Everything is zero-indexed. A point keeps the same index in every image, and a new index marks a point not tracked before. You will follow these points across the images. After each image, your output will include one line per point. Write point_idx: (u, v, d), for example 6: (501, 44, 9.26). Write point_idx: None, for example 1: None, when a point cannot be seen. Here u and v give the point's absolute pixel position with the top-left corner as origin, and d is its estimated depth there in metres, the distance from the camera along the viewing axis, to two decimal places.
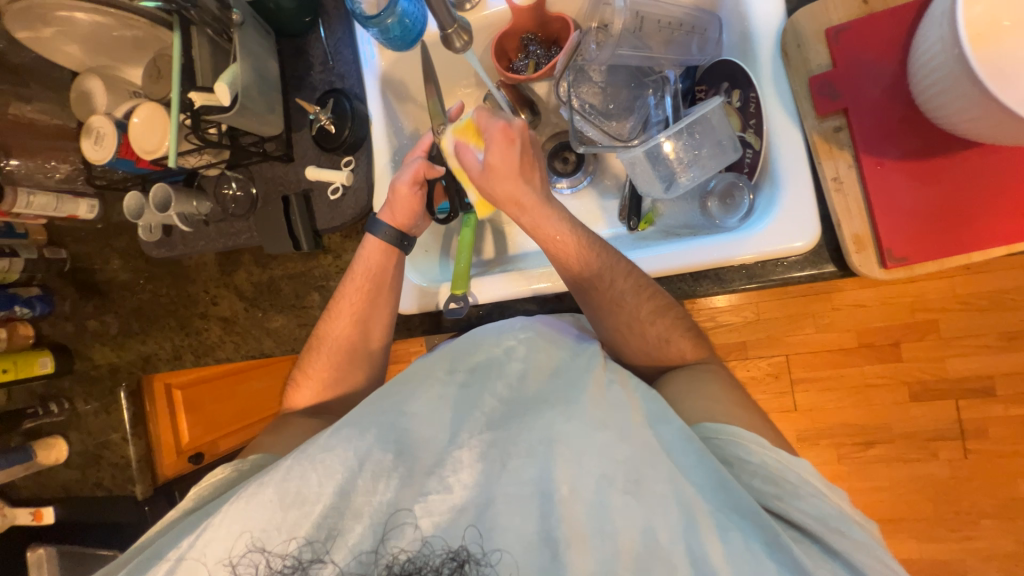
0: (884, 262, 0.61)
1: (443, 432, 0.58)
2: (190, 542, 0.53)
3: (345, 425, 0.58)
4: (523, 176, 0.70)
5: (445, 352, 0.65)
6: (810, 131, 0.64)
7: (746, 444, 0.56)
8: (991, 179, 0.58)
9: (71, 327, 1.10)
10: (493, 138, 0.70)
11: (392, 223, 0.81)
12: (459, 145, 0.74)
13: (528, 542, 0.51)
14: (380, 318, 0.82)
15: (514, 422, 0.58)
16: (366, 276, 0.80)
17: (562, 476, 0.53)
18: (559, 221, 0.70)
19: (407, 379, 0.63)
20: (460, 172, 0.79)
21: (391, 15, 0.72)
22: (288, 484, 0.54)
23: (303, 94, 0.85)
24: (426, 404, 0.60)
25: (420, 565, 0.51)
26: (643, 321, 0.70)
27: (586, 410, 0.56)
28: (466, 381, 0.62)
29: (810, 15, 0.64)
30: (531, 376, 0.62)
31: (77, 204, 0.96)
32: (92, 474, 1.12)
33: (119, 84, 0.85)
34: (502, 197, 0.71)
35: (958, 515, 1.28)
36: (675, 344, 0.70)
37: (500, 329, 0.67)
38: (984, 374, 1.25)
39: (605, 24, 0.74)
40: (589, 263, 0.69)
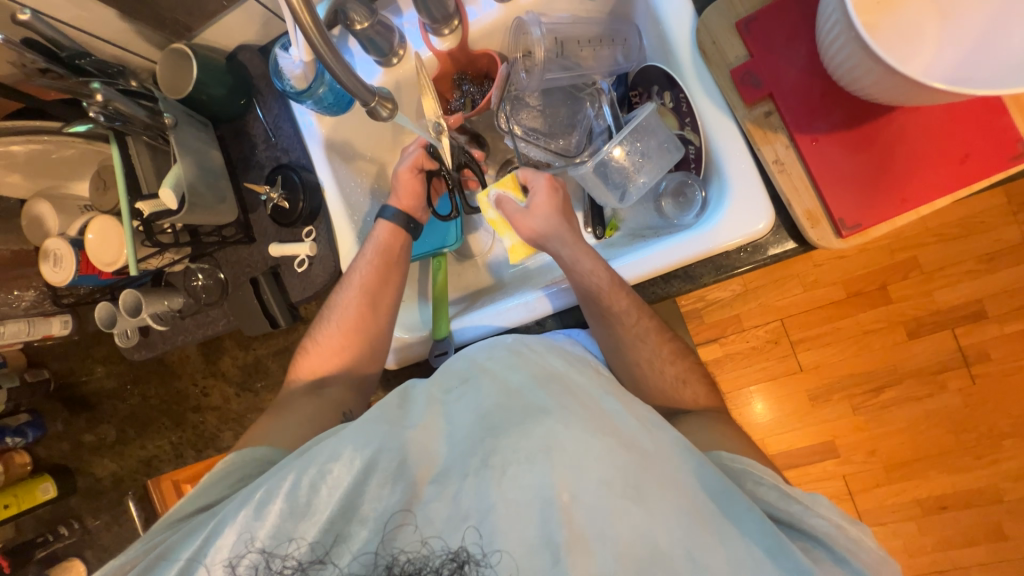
0: (839, 232, 0.62)
1: (443, 446, 0.57)
2: (200, 544, 0.53)
3: (352, 431, 0.57)
4: (565, 218, 0.75)
5: (439, 376, 0.65)
6: (742, 120, 0.65)
7: (757, 473, 0.58)
8: (921, 135, 0.60)
9: (68, 445, 1.09)
10: (539, 187, 0.77)
11: (401, 208, 0.84)
12: (499, 195, 0.79)
13: (530, 545, 0.49)
14: (388, 292, 0.81)
15: (513, 428, 0.54)
16: (379, 254, 0.81)
17: (562, 482, 0.51)
18: (597, 258, 0.72)
19: (406, 400, 0.63)
20: (498, 221, 0.82)
21: (321, 84, 0.75)
22: (299, 492, 0.53)
23: (252, 175, 0.86)
24: (429, 424, 0.59)
25: (420, 566, 0.50)
26: (663, 359, 0.73)
27: (584, 416, 0.55)
28: (465, 394, 0.61)
29: (719, 11, 0.66)
30: (533, 382, 0.60)
31: (50, 324, 0.96)
32: None
33: (68, 201, 0.84)
34: (541, 234, 0.75)
35: (980, 441, 1.29)
36: (690, 387, 0.73)
37: (491, 345, 0.67)
38: (972, 299, 1.27)
39: (528, 53, 0.76)
40: (619, 299, 0.70)
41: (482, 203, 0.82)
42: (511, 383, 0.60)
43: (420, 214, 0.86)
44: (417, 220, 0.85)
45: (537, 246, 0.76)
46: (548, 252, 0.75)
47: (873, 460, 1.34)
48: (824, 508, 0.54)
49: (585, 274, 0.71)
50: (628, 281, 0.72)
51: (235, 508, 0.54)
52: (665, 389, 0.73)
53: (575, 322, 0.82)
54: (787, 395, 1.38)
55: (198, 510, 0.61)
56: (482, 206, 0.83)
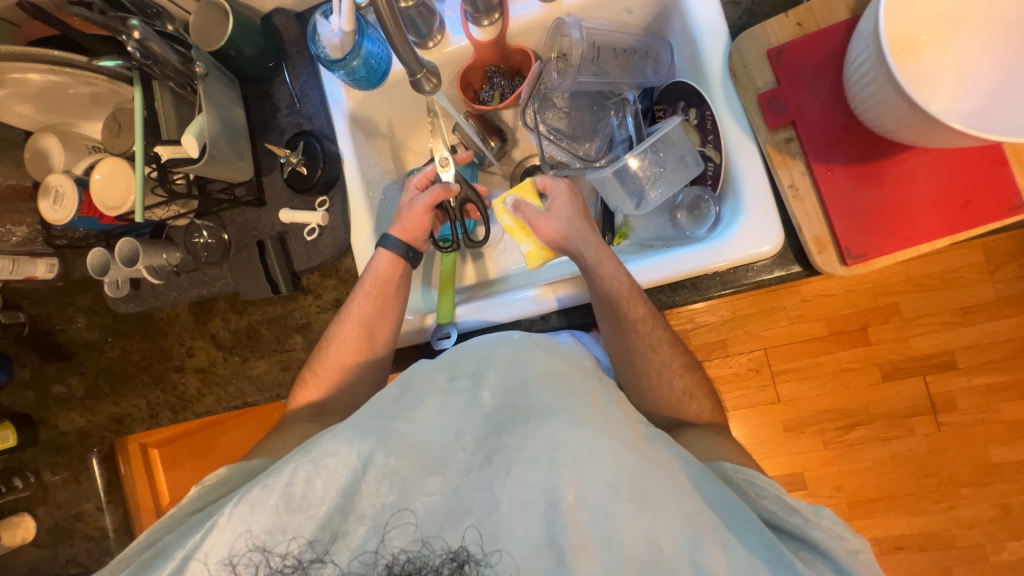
0: (844, 259, 0.65)
1: (444, 436, 0.56)
2: (196, 541, 0.53)
3: (345, 427, 0.56)
4: (587, 220, 0.78)
5: (443, 361, 0.64)
6: (763, 143, 0.68)
7: (760, 480, 0.60)
8: (929, 176, 0.63)
9: (33, 395, 1.03)
10: (560, 192, 0.80)
11: (402, 236, 0.82)
12: (516, 200, 0.81)
13: (534, 546, 0.50)
14: (388, 321, 0.81)
15: (516, 428, 0.56)
16: (376, 283, 0.80)
17: (568, 483, 0.51)
18: (620, 264, 0.73)
19: (407, 388, 0.61)
20: (514, 227, 0.82)
21: (356, 57, 0.75)
22: (293, 488, 0.53)
23: (272, 138, 0.85)
24: (428, 413, 0.58)
25: (420, 565, 0.51)
26: (673, 370, 0.75)
27: (589, 418, 0.55)
28: (467, 389, 0.60)
29: (752, 38, 0.69)
30: (539, 382, 0.59)
31: (35, 265, 0.93)
32: (65, 549, 1.05)
33: (77, 139, 0.83)
34: (564, 238, 0.76)
35: (940, 486, 1.34)
36: (695, 399, 0.74)
37: (499, 339, 0.66)
38: (946, 349, 1.33)
39: (563, 54, 0.77)
40: (637, 306, 0.72)
41: (496, 209, 0.84)
42: (515, 380, 0.60)
43: (421, 244, 0.84)
44: (417, 249, 0.84)
45: (559, 248, 0.77)
46: (571, 254, 0.76)
47: (837, 495, 1.38)
48: (827, 522, 0.56)
49: (607, 278, 0.72)
50: (642, 286, 0.74)
51: (229, 506, 0.53)
52: (658, 395, 0.74)
53: (578, 323, 0.82)
54: (764, 424, 1.42)
55: (197, 509, 0.62)
56: (498, 214, 0.84)
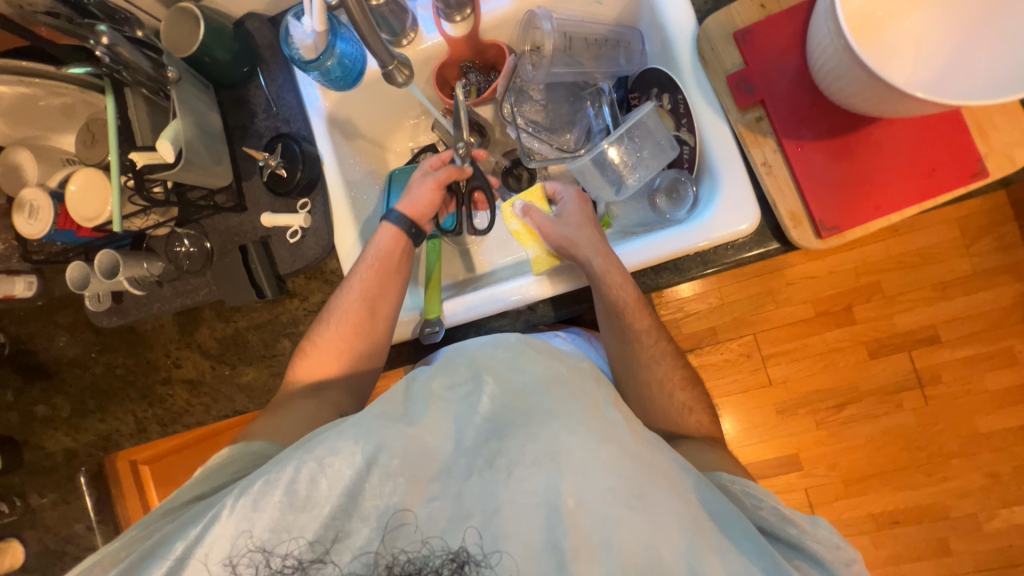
0: (819, 233, 0.67)
1: (446, 442, 0.56)
2: (199, 535, 0.52)
3: (350, 425, 0.56)
4: (595, 226, 0.77)
5: (439, 366, 0.63)
6: (735, 123, 0.70)
7: (757, 492, 0.61)
8: (895, 148, 0.65)
9: (16, 417, 1.01)
10: (570, 201, 0.80)
11: (407, 213, 0.82)
12: (525, 205, 0.82)
13: (535, 550, 0.50)
14: (390, 297, 0.81)
15: (516, 430, 0.55)
16: (377, 259, 0.80)
17: (569, 488, 0.52)
18: (628, 271, 0.74)
19: (409, 395, 0.61)
20: (522, 232, 0.82)
21: (331, 57, 0.75)
22: (297, 486, 0.52)
23: (250, 143, 0.85)
24: (433, 418, 0.58)
25: (420, 565, 0.51)
26: (674, 384, 0.76)
27: (588, 423, 0.55)
28: (467, 392, 0.59)
29: (718, 22, 0.71)
30: (541, 386, 0.59)
31: (13, 283, 0.91)
32: (56, 573, 1.02)
33: (50, 152, 0.81)
34: (571, 243, 0.76)
35: (931, 459, 1.36)
36: (695, 413, 0.76)
37: (494, 343, 0.64)
38: (928, 323, 1.36)
39: (536, 46, 0.78)
40: (643, 318, 0.75)
41: (506, 212, 0.85)
42: (516, 384, 0.59)
43: (426, 222, 0.84)
44: (422, 226, 0.83)
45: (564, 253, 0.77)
46: (578, 261, 0.75)
47: (832, 474, 1.40)
48: (823, 532, 0.57)
49: (615, 287, 0.72)
50: (628, 268, 0.74)
51: (231, 499, 0.53)
52: (647, 380, 0.76)
53: (567, 312, 0.83)
54: (757, 408, 1.43)
55: (195, 499, 0.60)
56: (506, 217, 0.85)
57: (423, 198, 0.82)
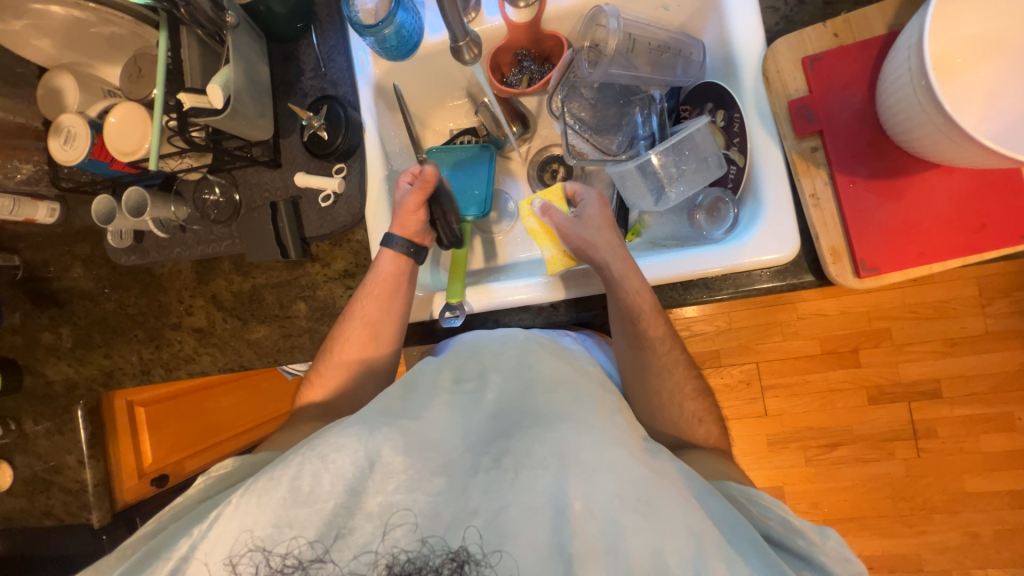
0: (858, 272, 0.66)
1: (454, 436, 0.58)
2: (202, 532, 0.52)
3: (354, 423, 0.57)
4: (615, 230, 0.76)
5: (449, 362, 0.69)
6: (789, 150, 0.69)
7: (764, 500, 0.61)
8: (947, 197, 0.64)
9: (22, 341, 1.01)
10: (590, 203, 0.79)
11: (405, 235, 0.80)
12: (544, 203, 0.80)
13: (541, 553, 0.49)
14: (392, 323, 0.80)
15: (523, 433, 0.57)
16: (383, 284, 0.79)
17: (577, 491, 0.51)
18: (646, 278, 0.73)
19: (414, 387, 0.65)
20: (538, 231, 0.81)
21: (389, 25, 0.73)
22: (299, 483, 0.53)
23: (293, 100, 0.84)
24: (436, 413, 0.60)
25: (420, 565, 0.49)
26: (685, 394, 0.76)
27: (595, 425, 0.57)
28: (472, 389, 0.64)
29: (787, 44, 0.69)
30: (543, 386, 0.62)
31: (35, 208, 0.90)
32: (40, 502, 1.02)
33: (93, 82, 0.80)
34: (590, 244, 0.74)
35: (915, 510, 1.37)
36: (703, 424, 0.75)
37: (506, 340, 0.71)
38: (932, 377, 1.35)
39: (596, 44, 0.77)
40: (658, 327, 0.74)
41: (524, 211, 0.84)
42: (522, 382, 0.64)
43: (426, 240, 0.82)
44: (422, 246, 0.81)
45: (580, 255, 0.76)
46: (596, 263, 0.74)
47: (815, 511, 1.40)
48: (832, 543, 0.57)
49: (632, 293, 0.71)
50: (650, 282, 0.74)
51: (235, 497, 0.53)
52: (658, 395, 0.75)
53: (590, 315, 0.82)
54: (750, 437, 1.43)
55: (204, 498, 0.62)
56: (524, 216, 0.84)
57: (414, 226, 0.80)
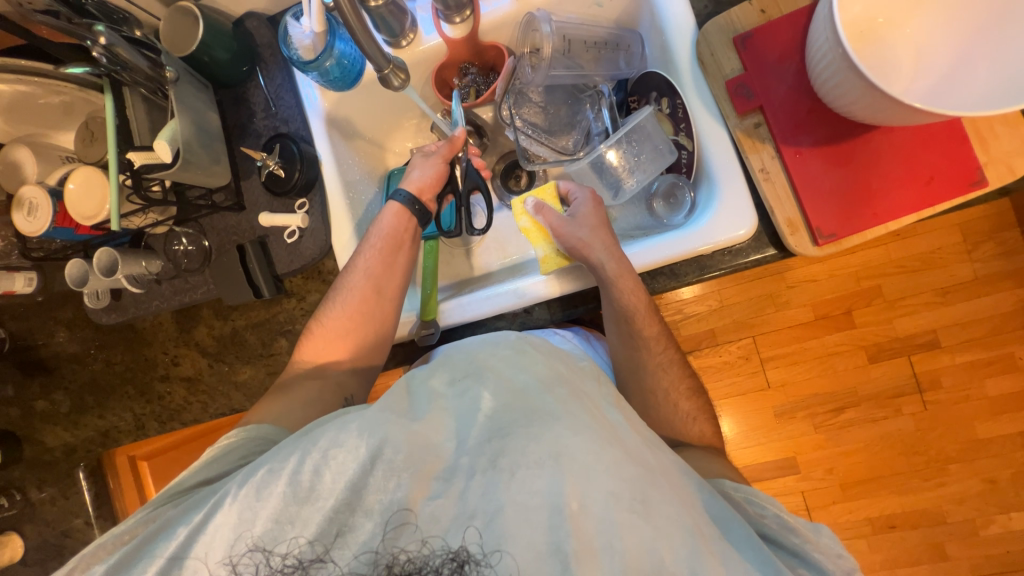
0: (816, 240, 0.67)
1: (449, 439, 0.54)
2: (207, 516, 0.52)
3: (354, 419, 0.54)
4: (609, 228, 0.76)
5: (441, 364, 0.62)
6: (733, 129, 0.70)
7: (759, 499, 0.61)
8: (895, 155, 0.65)
9: (16, 411, 1.02)
10: (585, 202, 0.79)
11: (413, 191, 0.82)
12: (538, 202, 0.81)
13: (538, 552, 0.48)
14: (396, 279, 0.81)
15: (517, 434, 0.52)
16: (383, 238, 0.80)
17: (573, 490, 0.49)
18: (639, 276, 0.73)
19: (411, 393, 0.59)
20: (532, 229, 0.82)
21: (330, 57, 0.74)
22: (300, 477, 0.52)
23: (248, 142, 0.85)
24: (436, 417, 0.55)
25: (420, 565, 0.49)
26: (679, 393, 0.76)
27: (591, 425, 0.53)
28: (465, 391, 0.58)
29: (717, 26, 0.70)
30: (546, 383, 0.57)
31: (12, 280, 0.92)
32: (54, 568, 1.04)
33: (49, 150, 0.81)
34: (581, 245, 0.74)
35: (930, 464, 1.36)
36: (698, 424, 0.75)
37: (492, 342, 0.64)
38: (928, 329, 1.35)
39: (536, 49, 0.77)
40: (653, 325, 0.75)
41: (518, 209, 0.84)
42: (517, 382, 0.57)
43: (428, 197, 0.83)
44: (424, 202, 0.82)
45: (574, 257, 0.77)
46: (591, 263, 0.73)
47: (830, 478, 1.40)
48: (825, 540, 0.58)
49: (627, 293, 0.72)
50: (638, 270, 0.74)
51: (235, 488, 0.53)
52: (644, 389, 0.76)
53: (557, 317, 0.83)
54: (755, 410, 1.43)
55: (203, 483, 0.61)
56: (518, 215, 0.84)
57: (426, 179, 0.82)
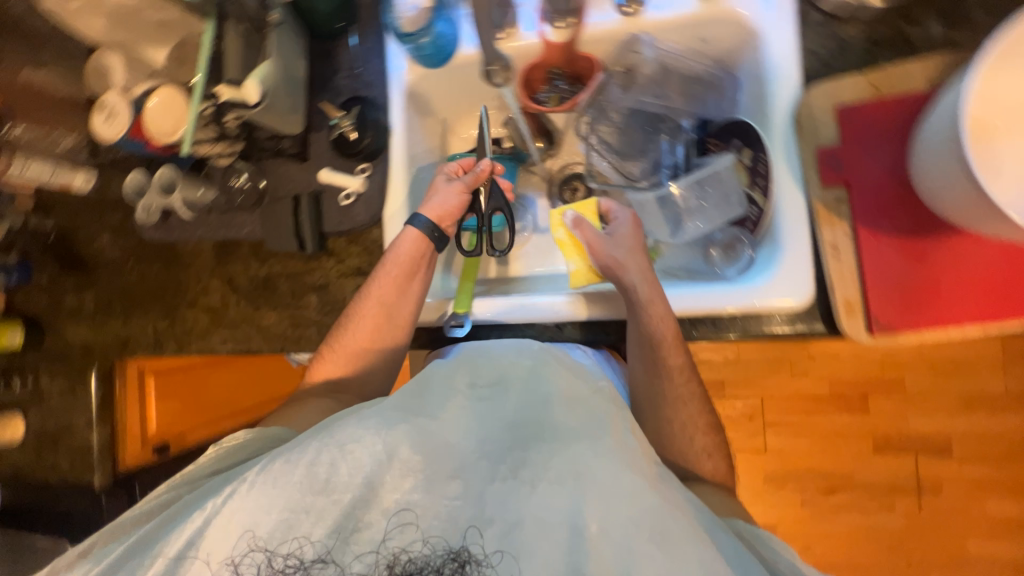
0: (870, 328, 0.65)
1: (468, 440, 0.56)
2: (216, 505, 0.52)
3: (373, 414, 0.56)
4: (644, 252, 0.75)
5: (462, 363, 0.65)
6: (813, 198, 0.68)
7: (773, 543, 0.59)
8: (971, 262, 0.64)
9: (46, 300, 1.05)
10: (624, 222, 0.78)
11: (433, 217, 0.79)
12: (577, 216, 0.79)
13: (554, 570, 0.48)
14: (408, 308, 0.80)
15: (538, 449, 0.54)
16: (399, 266, 0.79)
17: (593, 513, 0.50)
18: (670, 305, 0.72)
19: (428, 387, 0.62)
20: (567, 242, 0.80)
21: (427, 35, 0.77)
22: (317, 469, 0.52)
23: (326, 97, 0.86)
24: (453, 416, 0.58)
25: (421, 566, 0.49)
26: (696, 425, 0.74)
27: (614, 449, 0.53)
28: (486, 395, 0.60)
29: (823, 93, 0.69)
30: (560, 404, 0.59)
31: (73, 175, 0.95)
32: (48, 456, 1.07)
33: (139, 63, 0.85)
34: (615, 262, 0.74)
35: (911, 567, 1.33)
36: (712, 457, 0.73)
37: (519, 348, 0.67)
38: (941, 434, 1.32)
39: (630, 70, 0.82)
40: (677, 354, 0.72)
41: (557, 220, 0.81)
42: (537, 396, 0.60)
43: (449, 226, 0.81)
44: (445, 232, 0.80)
45: (606, 277, 0.76)
46: (622, 283, 0.73)
47: (806, 556, 1.37)
48: None
49: (655, 319, 0.71)
50: (675, 313, 0.72)
51: (249, 477, 0.53)
52: (659, 432, 0.73)
53: (591, 337, 0.81)
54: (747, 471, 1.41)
55: (213, 472, 0.63)
56: (555, 225, 0.82)
57: (449, 206, 0.79)
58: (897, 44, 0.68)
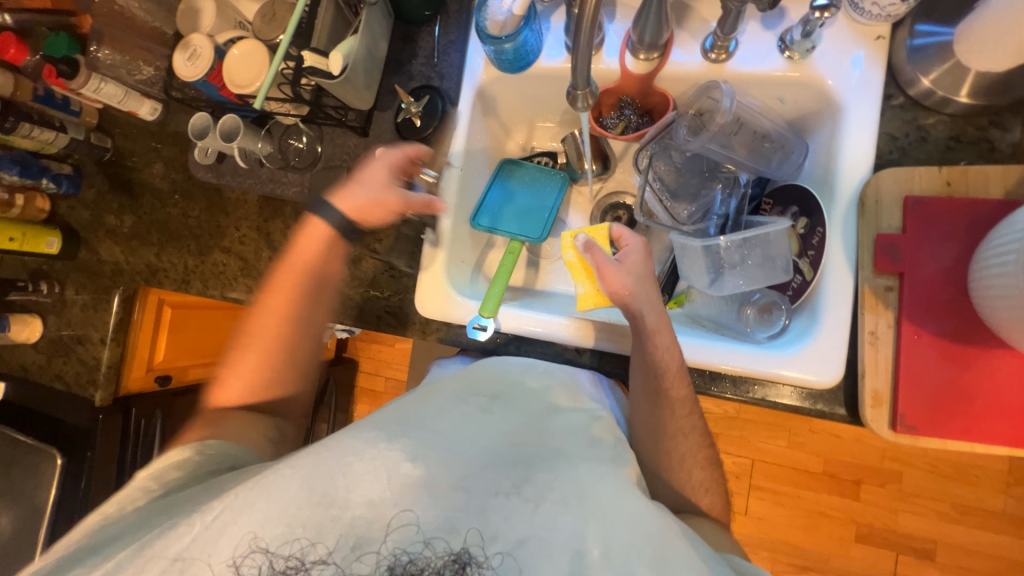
0: (894, 424, 0.64)
1: (474, 449, 0.61)
2: (212, 514, 0.51)
3: (367, 429, 0.61)
4: (655, 283, 0.74)
5: (464, 376, 0.73)
6: (862, 281, 0.67)
7: None
8: (1013, 382, 0.62)
9: (88, 215, 1.08)
10: (635, 249, 0.76)
11: (348, 210, 0.76)
12: (589, 240, 0.76)
13: None
14: (320, 317, 0.79)
15: (538, 467, 0.60)
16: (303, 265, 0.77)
17: (593, 536, 0.52)
18: (675, 343, 0.71)
19: (436, 394, 0.70)
20: (576, 265, 0.80)
21: (511, 42, 0.75)
22: (315, 481, 0.53)
23: (399, 79, 0.87)
24: (457, 425, 0.64)
25: (421, 566, 0.49)
26: (695, 461, 0.73)
27: (615, 471, 0.59)
28: (489, 407, 0.68)
29: (895, 178, 0.67)
30: (553, 428, 0.67)
31: (141, 104, 0.96)
32: (56, 364, 1.10)
33: (229, 12, 0.87)
34: (624, 287, 0.72)
35: None
36: (710, 495, 0.72)
37: (526, 367, 0.74)
38: (929, 538, 1.28)
39: (701, 114, 0.77)
40: (681, 388, 0.70)
41: (568, 242, 0.81)
42: (533, 418, 0.68)
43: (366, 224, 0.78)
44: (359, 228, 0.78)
45: (613, 301, 0.73)
46: (630, 311, 0.71)
47: None
48: None
49: (660, 349, 0.69)
50: (686, 362, 0.72)
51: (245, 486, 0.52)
52: (654, 471, 0.73)
53: (610, 369, 0.82)
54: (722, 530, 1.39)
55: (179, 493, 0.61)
56: (568, 245, 0.81)
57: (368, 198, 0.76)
58: (979, 145, 0.67)
